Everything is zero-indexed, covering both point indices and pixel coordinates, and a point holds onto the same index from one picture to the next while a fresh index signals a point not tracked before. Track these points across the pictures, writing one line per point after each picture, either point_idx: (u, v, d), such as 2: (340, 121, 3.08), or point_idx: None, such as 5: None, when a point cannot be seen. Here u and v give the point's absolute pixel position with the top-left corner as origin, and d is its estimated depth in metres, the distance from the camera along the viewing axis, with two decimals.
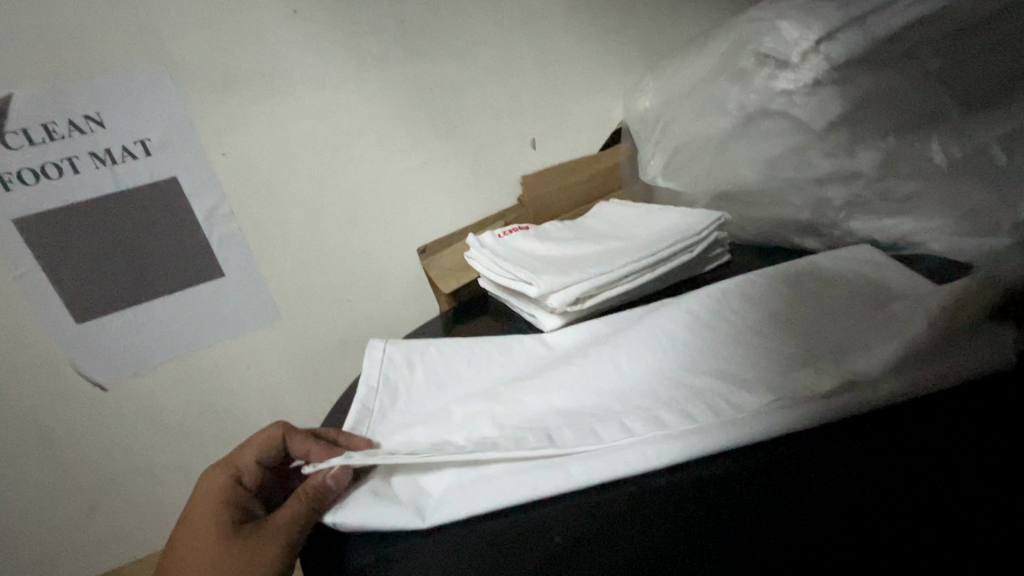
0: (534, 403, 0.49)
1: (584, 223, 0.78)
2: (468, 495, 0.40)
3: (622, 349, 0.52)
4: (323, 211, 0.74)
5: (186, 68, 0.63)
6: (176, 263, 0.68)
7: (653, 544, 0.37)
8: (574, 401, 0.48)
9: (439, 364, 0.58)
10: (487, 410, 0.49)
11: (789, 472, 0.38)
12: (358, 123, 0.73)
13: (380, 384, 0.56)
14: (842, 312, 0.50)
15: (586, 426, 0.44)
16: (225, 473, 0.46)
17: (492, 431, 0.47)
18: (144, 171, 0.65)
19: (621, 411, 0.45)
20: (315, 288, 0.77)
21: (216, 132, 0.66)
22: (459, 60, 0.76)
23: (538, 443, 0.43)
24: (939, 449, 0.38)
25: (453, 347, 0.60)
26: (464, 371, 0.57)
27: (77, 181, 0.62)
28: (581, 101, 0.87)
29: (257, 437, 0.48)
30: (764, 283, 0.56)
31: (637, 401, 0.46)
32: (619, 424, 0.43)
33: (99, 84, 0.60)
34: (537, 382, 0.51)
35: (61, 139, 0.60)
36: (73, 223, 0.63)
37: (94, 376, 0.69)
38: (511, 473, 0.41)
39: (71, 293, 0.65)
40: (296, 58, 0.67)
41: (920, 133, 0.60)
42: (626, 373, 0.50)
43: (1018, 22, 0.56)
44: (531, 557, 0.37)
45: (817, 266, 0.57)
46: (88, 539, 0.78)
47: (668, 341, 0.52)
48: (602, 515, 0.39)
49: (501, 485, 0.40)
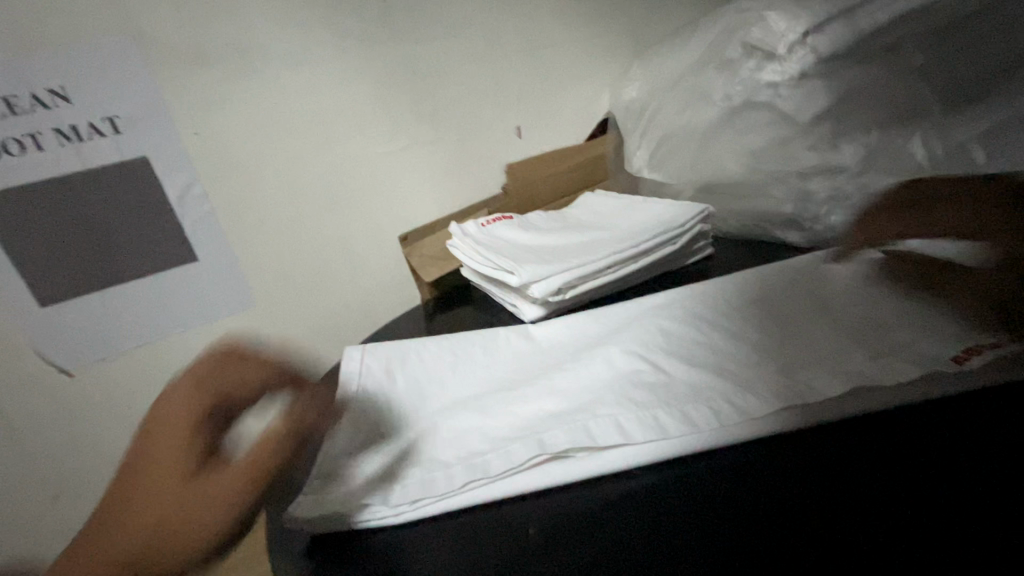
0: (521, 403, 0.49)
1: (568, 213, 0.77)
2: (451, 493, 0.40)
3: (612, 352, 0.52)
4: (301, 195, 0.72)
5: (157, 42, 0.60)
6: (147, 245, 0.66)
7: (635, 531, 0.36)
8: (560, 398, 0.48)
9: (424, 365, 0.57)
10: (474, 410, 0.49)
11: (769, 468, 0.38)
12: (338, 104, 0.71)
13: (361, 392, 0.54)
14: (820, 313, 0.51)
15: (575, 426, 0.43)
16: (193, 399, 0.40)
17: (481, 431, 0.46)
18: (113, 149, 0.62)
19: (611, 409, 0.45)
20: (293, 276, 0.76)
21: (189, 110, 0.64)
22: (444, 43, 0.74)
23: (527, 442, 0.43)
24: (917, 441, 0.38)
25: (441, 347, 0.60)
26: (451, 370, 0.56)
27: (40, 158, 0.59)
28: (568, 89, 0.86)
29: (224, 347, 0.43)
30: (749, 289, 0.57)
31: (627, 400, 0.45)
32: (610, 424, 0.43)
33: (65, 55, 0.57)
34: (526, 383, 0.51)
35: (23, 113, 0.57)
36: (36, 201, 0.60)
37: (59, 361, 0.67)
38: (496, 471, 0.41)
39: (34, 275, 0.62)
40: (274, 36, 0.65)
41: (903, 128, 0.60)
42: (611, 371, 0.50)
43: (997, 21, 0.57)
44: (509, 546, 0.37)
45: (796, 271, 0.58)
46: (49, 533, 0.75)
47: (657, 344, 0.52)
48: (579, 509, 0.39)
49: (487, 484, 0.41)
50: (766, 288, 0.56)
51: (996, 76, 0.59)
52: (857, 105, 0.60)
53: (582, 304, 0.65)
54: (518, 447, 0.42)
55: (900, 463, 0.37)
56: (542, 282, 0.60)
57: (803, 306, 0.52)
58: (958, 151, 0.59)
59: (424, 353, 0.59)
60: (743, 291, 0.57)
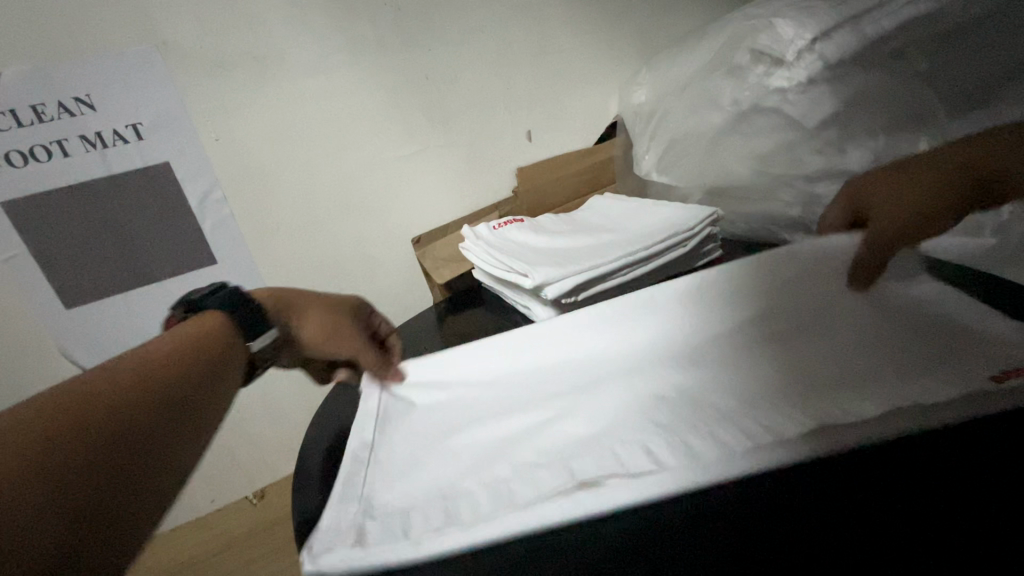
0: (549, 433, 0.45)
1: (578, 215, 0.78)
2: (466, 527, 0.35)
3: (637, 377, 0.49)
4: (316, 198, 0.74)
5: (179, 51, 0.62)
6: (168, 248, 0.68)
7: None
8: (586, 422, 0.45)
9: (440, 398, 0.54)
10: (497, 445, 0.45)
11: (841, 518, 0.32)
12: (352, 109, 0.72)
13: (377, 434, 0.51)
14: (884, 328, 0.46)
15: (607, 449, 0.40)
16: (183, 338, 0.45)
17: (505, 464, 0.42)
18: (135, 155, 0.64)
19: (642, 434, 0.41)
20: (308, 277, 0.77)
21: (209, 116, 0.65)
22: (455, 48, 0.75)
23: (557, 473, 0.38)
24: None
25: (458, 379, 0.57)
26: (470, 401, 0.53)
27: (66, 164, 0.61)
28: (577, 93, 0.87)
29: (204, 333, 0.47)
30: (793, 305, 0.52)
31: (659, 424, 0.42)
32: (645, 450, 0.38)
33: (90, 65, 0.59)
34: (550, 412, 0.48)
35: (50, 121, 0.59)
36: (63, 207, 0.62)
37: (82, 361, 0.69)
38: (517, 507, 0.36)
39: (59, 277, 0.64)
40: (292, 43, 0.67)
41: (910, 132, 0.61)
42: (636, 395, 0.47)
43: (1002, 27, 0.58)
44: None
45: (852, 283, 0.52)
46: None
47: (686, 367, 0.49)
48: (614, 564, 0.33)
49: (505, 520, 0.35)
50: (811, 309, 0.51)
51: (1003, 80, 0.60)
52: (864, 110, 0.61)
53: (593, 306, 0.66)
54: (547, 477, 0.38)
55: (1016, 495, 0.31)
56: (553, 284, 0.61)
57: (828, 309, 0.51)
58: None
59: (442, 385, 0.56)
60: (782, 312, 0.52)
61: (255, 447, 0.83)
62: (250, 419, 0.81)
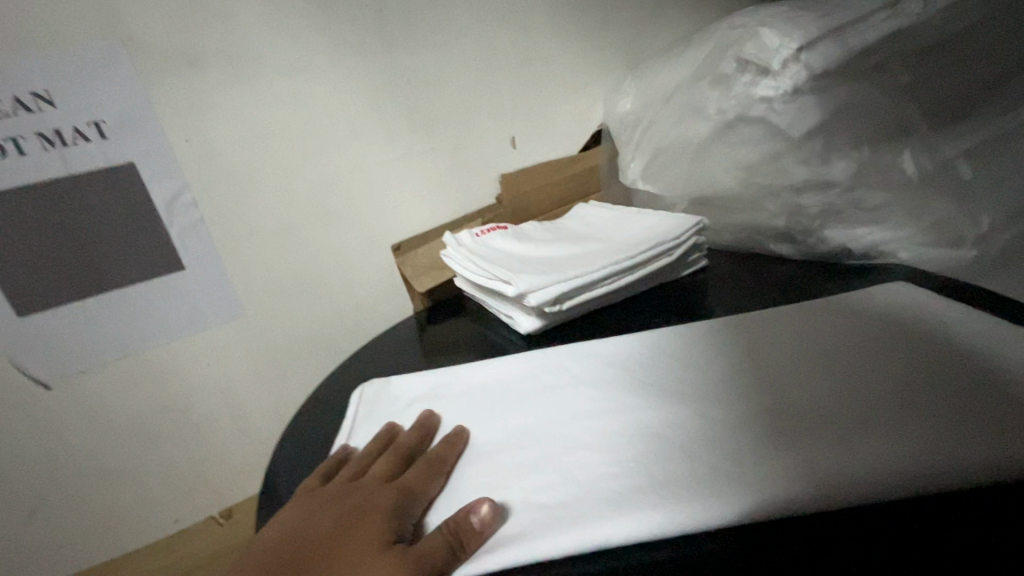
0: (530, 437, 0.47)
1: (562, 224, 0.77)
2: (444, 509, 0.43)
3: (628, 379, 0.51)
4: (292, 202, 0.71)
5: (147, 46, 0.59)
6: (133, 253, 0.64)
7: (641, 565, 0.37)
8: (576, 428, 0.47)
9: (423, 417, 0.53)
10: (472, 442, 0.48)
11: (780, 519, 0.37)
12: (330, 113, 0.70)
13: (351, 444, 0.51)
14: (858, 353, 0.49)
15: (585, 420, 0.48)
16: None
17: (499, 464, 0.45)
18: (98, 154, 0.60)
19: (612, 407, 0.48)
20: (282, 285, 0.74)
21: (178, 115, 0.62)
22: (437, 51, 0.74)
23: (540, 448, 0.46)
24: (900, 387, 0.44)
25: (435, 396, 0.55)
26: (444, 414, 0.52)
27: (22, 164, 0.57)
28: (562, 100, 0.86)
29: None
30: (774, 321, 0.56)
31: (632, 402, 0.48)
32: (612, 421, 0.47)
33: (52, 59, 0.56)
34: (534, 416, 0.50)
35: (4, 118, 0.56)
36: (18, 209, 0.58)
37: (35, 372, 0.64)
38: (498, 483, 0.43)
39: (12, 284, 0.60)
40: (266, 42, 0.64)
41: (893, 145, 0.62)
42: (614, 397, 0.50)
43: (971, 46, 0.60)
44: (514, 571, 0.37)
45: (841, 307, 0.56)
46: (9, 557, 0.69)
47: (690, 375, 0.50)
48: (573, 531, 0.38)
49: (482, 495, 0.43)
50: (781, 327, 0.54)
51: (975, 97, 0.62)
52: (847, 121, 0.61)
53: (578, 317, 0.65)
54: (528, 451, 0.46)
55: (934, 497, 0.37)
56: (537, 292, 0.60)
57: (763, 346, 0.52)
58: (947, 166, 0.62)
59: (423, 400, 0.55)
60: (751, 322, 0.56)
61: (221, 463, 0.78)
62: (218, 433, 0.76)
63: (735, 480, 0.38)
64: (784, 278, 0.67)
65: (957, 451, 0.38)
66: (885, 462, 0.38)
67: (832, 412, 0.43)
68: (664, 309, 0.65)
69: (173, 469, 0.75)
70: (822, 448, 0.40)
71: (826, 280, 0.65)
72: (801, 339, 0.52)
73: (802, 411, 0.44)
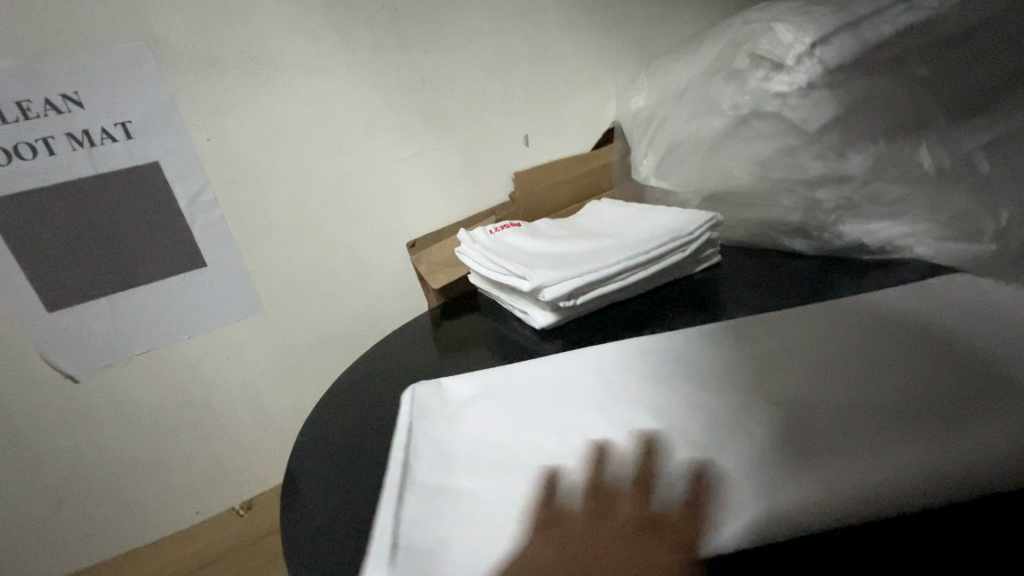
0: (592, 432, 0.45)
1: (575, 221, 0.77)
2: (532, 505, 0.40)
3: (646, 374, 0.51)
4: (312, 200, 0.72)
5: (171, 48, 0.61)
6: (158, 249, 0.66)
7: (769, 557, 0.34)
8: (617, 421, 0.46)
9: (481, 414, 0.50)
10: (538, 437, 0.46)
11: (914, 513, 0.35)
12: (348, 111, 0.71)
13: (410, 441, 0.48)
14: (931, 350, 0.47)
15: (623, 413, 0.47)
16: None
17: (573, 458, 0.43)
18: (124, 154, 0.62)
19: (641, 401, 0.48)
20: (299, 281, 0.75)
21: (201, 115, 0.64)
22: (452, 50, 0.75)
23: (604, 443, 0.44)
24: (940, 389, 0.43)
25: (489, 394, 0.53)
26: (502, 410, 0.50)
27: (53, 163, 0.59)
28: (575, 98, 0.87)
29: None
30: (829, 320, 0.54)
31: (653, 397, 0.48)
32: (644, 415, 0.46)
33: (81, 62, 0.58)
34: (578, 409, 0.48)
35: (36, 119, 0.57)
36: (48, 207, 0.60)
37: (64, 366, 0.66)
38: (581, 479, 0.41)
39: (43, 281, 0.62)
40: (286, 43, 0.66)
41: (910, 138, 0.61)
42: (636, 392, 0.49)
43: (988, 38, 0.60)
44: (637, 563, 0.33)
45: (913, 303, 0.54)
46: (38, 545, 0.71)
47: (704, 368, 0.50)
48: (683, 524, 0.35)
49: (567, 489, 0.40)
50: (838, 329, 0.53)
51: (995, 89, 0.62)
52: (863, 115, 0.61)
53: (593, 313, 0.66)
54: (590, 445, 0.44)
55: None
56: (552, 286, 0.61)
57: (809, 348, 0.51)
58: (966, 160, 0.61)
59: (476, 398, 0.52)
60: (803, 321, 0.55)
61: (241, 457, 0.79)
62: (238, 426, 0.78)
63: (778, 482, 0.37)
64: (799, 274, 0.67)
65: (1006, 456, 0.36)
66: (932, 464, 0.36)
67: (888, 410, 0.42)
68: (677, 305, 0.66)
69: (195, 461, 0.76)
70: (863, 449, 0.38)
71: (842, 276, 0.64)
72: (865, 336, 0.51)
73: (841, 411, 0.42)
